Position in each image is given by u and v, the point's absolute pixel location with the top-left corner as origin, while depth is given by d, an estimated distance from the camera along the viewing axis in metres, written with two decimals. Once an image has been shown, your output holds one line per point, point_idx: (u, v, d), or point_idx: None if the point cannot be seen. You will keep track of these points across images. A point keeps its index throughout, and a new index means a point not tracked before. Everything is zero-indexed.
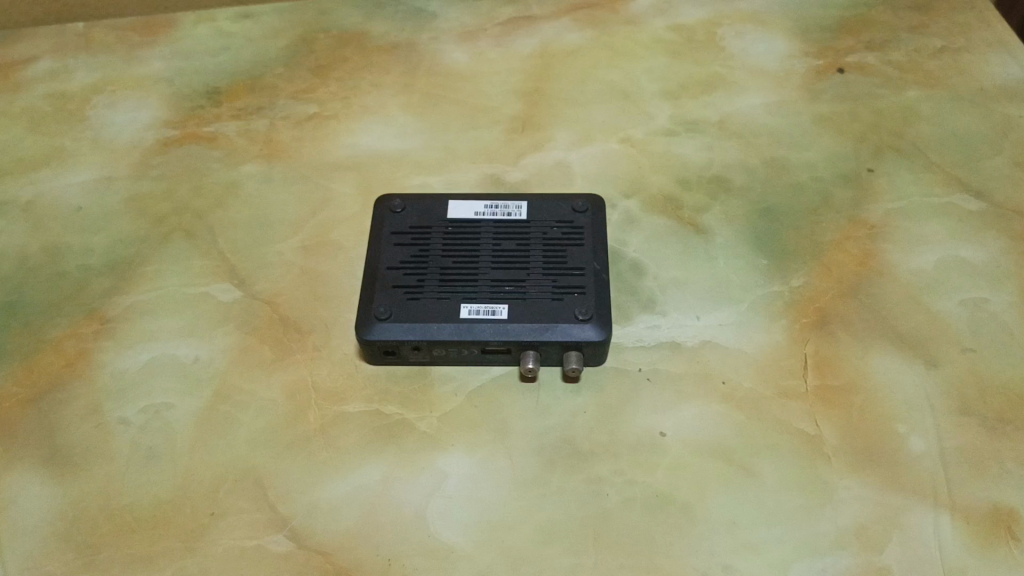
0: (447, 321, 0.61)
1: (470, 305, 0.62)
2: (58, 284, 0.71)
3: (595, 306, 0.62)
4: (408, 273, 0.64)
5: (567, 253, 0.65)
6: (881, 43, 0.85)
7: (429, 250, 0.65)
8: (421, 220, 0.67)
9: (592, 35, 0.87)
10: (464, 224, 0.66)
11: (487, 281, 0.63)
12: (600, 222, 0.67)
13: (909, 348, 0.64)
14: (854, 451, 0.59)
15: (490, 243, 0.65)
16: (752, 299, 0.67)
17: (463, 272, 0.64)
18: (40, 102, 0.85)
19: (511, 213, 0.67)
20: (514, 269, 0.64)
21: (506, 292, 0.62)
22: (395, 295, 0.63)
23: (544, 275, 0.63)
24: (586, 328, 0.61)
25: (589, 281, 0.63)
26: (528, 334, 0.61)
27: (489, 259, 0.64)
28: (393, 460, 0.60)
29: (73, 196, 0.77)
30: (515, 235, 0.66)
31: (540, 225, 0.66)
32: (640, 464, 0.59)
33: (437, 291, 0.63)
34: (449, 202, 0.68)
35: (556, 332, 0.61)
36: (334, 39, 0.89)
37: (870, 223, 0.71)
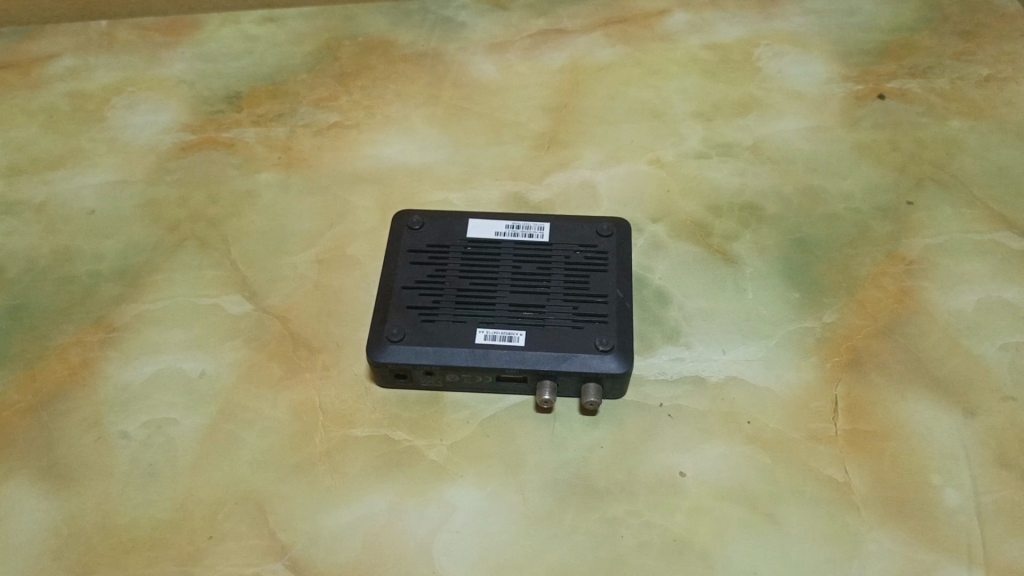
0: (461, 345, 0.59)
1: (486, 330, 0.59)
2: (67, 289, 0.69)
3: (617, 336, 0.59)
4: (423, 294, 0.61)
5: (590, 278, 0.62)
6: (925, 69, 0.81)
7: (447, 270, 0.62)
8: (440, 238, 0.64)
9: (624, 51, 0.85)
10: (484, 244, 0.64)
11: (505, 305, 0.60)
12: (625, 248, 0.64)
13: (946, 393, 0.61)
14: (885, 502, 0.56)
15: (510, 264, 0.63)
16: (782, 334, 0.64)
17: (481, 294, 0.61)
18: (59, 100, 0.84)
19: (533, 234, 0.64)
20: (534, 293, 0.61)
21: (524, 318, 0.60)
22: (409, 315, 0.60)
23: (565, 301, 0.61)
24: (607, 360, 0.58)
25: (612, 309, 0.60)
26: (546, 363, 0.58)
27: (508, 282, 0.62)
28: (399, 490, 0.58)
29: (87, 199, 0.76)
30: (537, 258, 0.63)
31: (562, 249, 0.64)
32: (659, 506, 0.56)
33: (453, 314, 0.60)
34: (470, 220, 0.66)
35: (575, 363, 0.58)
36: (359, 46, 0.87)
37: (908, 258, 0.68)
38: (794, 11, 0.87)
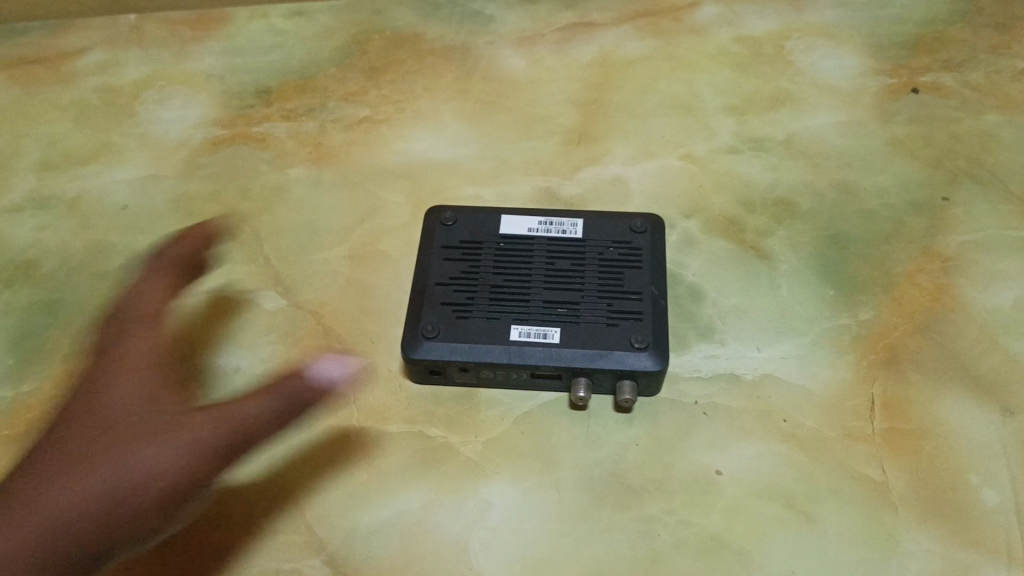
0: (496, 342, 0.59)
1: (521, 327, 0.59)
2: (101, 285, 0.70)
3: (653, 334, 0.59)
4: (457, 290, 0.61)
5: (625, 275, 0.62)
6: (959, 62, 0.80)
7: (480, 266, 0.62)
8: (473, 235, 0.64)
9: (654, 44, 0.84)
10: (517, 240, 0.64)
11: (539, 302, 0.60)
12: (659, 245, 0.64)
13: (982, 392, 0.60)
14: (923, 501, 0.56)
15: (543, 261, 0.62)
16: (817, 332, 0.64)
17: (515, 291, 0.61)
18: (90, 96, 0.84)
19: (566, 230, 0.64)
20: (569, 290, 0.61)
21: (559, 315, 0.60)
22: (443, 313, 0.60)
23: (600, 298, 0.60)
24: (642, 357, 0.58)
25: (647, 306, 0.60)
26: (582, 361, 0.58)
27: (541, 279, 0.62)
28: (435, 486, 0.58)
29: (120, 194, 0.76)
30: (570, 255, 0.63)
31: (596, 245, 0.63)
32: (695, 504, 0.56)
33: (487, 310, 0.60)
34: (503, 216, 0.65)
35: (610, 360, 0.58)
36: (388, 40, 0.87)
37: (944, 255, 0.67)
38: (825, 3, 0.86)
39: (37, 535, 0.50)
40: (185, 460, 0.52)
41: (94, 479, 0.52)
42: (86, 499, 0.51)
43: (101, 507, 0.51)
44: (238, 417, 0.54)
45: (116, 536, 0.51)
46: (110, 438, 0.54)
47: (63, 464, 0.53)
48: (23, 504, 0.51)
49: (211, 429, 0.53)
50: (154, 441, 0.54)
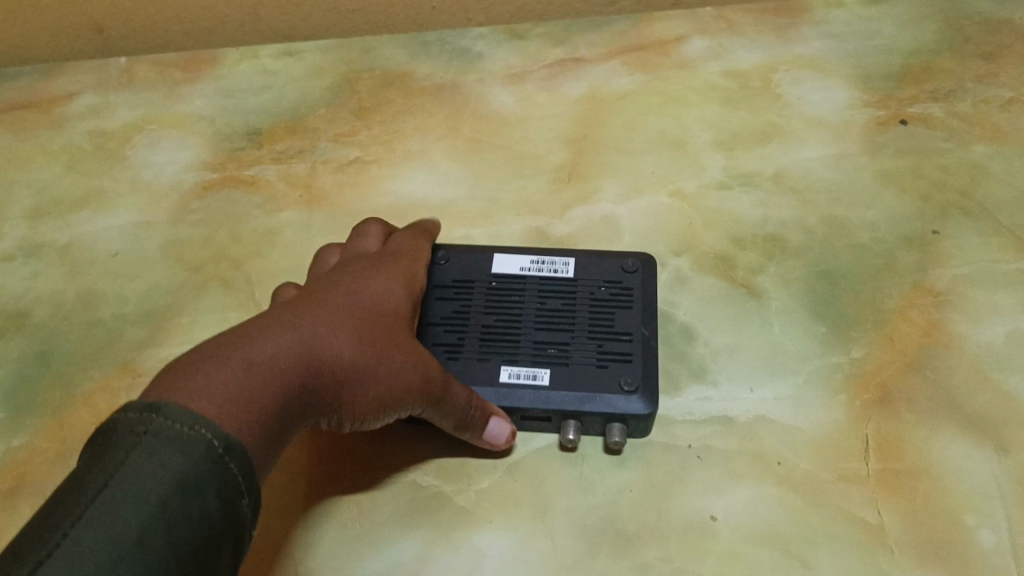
0: (485, 383, 0.59)
1: (510, 369, 0.59)
2: (93, 333, 0.70)
3: (643, 376, 0.59)
4: (448, 330, 0.61)
5: (615, 315, 0.62)
6: (947, 93, 0.81)
7: (472, 306, 0.62)
8: (465, 273, 0.64)
9: (643, 78, 0.85)
10: (509, 279, 0.64)
11: (529, 343, 0.60)
12: (650, 284, 0.64)
13: (976, 430, 0.60)
14: (919, 543, 0.55)
15: (534, 300, 0.63)
16: (809, 371, 0.63)
17: (505, 332, 0.61)
18: (81, 140, 0.85)
19: (558, 269, 0.64)
20: (559, 331, 0.61)
21: (548, 356, 0.60)
22: (433, 353, 0.60)
23: (590, 339, 0.61)
24: (631, 401, 0.58)
25: (637, 348, 0.60)
26: (570, 403, 0.58)
27: (532, 320, 0.62)
28: (428, 537, 0.57)
29: (110, 240, 0.76)
30: (562, 294, 0.63)
31: (587, 284, 0.64)
32: (690, 551, 0.56)
33: (477, 351, 0.60)
34: (495, 254, 0.65)
35: (598, 404, 0.58)
36: (378, 79, 0.87)
37: (935, 290, 0.67)
38: (812, 35, 0.87)
39: (295, 360, 0.45)
40: (351, 379, 0.48)
41: (352, 352, 0.48)
42: (327, 369, 0.47)
43: (332, 380, 0.47)
44: (459, 398, 0.53)
45: (310, 395, 0.46)
46: (376, 335, 0.50)
47: (337, 318, 0.49)
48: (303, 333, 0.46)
49: (421, 384, 0.51)
50: (402, 351, 0.51)
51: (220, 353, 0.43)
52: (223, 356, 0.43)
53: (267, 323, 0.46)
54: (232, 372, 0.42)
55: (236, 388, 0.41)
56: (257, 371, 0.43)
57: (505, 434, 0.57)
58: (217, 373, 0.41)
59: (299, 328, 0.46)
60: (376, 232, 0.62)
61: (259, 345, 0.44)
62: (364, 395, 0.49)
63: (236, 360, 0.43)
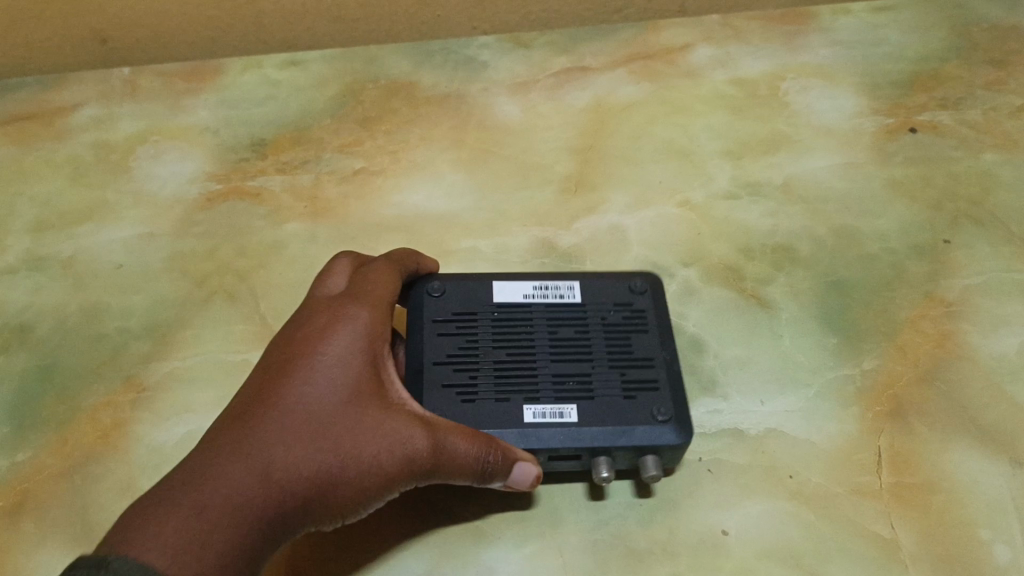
0: (509, 425, 0.55)
1: (534, 407, 0.56)
2: (96, 348, 0.69)
3: (674, 405, 0.57)
4: (457, 369, 0.57)
5: (632, 340, 0.59)
6: (956, 100, 0.80)
7: (479, 340, 0.59)
8: (465, 305, 0.61)
9: (648, 87, 0.84)
10: (515, 308, 0.61)
11: (548, 377, 0.57)
12: (660, 304, 0.62)
13: (991, 443, 0.59)
14: (934, 557, 0.55)
15: (545, 330, 0.60)
16: (821, 384, 0.63)
17: (520, 368, 0.58)
18: (84, 152, 0.84)
19: (564, 294, 0.62)
20: (578, 362, 0.58)
21: (572, 391, 0.57)
22: (446, 396, 0.56)
23: (611, 368, 0.58)
24: (666, 431, 0.55)
25: (661, 374, 0.58)
26: (605, 439, 0.55)
27: (547, 351, 0.59)
28: (436, 553, 0.56)
29: (114, 253, 0.76)
30: (573, 322, 0.60)
31: (597, 309, 0.61)
32: (703, 567, 0.55)
33: (493, 390, 0.57)
34: (493, 283, 0.62)
35: (633, 437, 0.55)
36: (382, 89, 0.87)
37: (947, 301, 0.67)
38: (819, 43, 0.87)
39: (251, 490, 0.43)
40: (322, 484, 0.46)
41: (313, 464, 0.46)
42: (291, 486, 0.45)
43: (301, 493, 0.45)
44: (453, 460, 0.50)
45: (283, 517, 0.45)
46: (338, 429, 0.47)
47: (292, 427, 0.46)
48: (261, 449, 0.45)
49: (402, 463, 0.48)
50: (374, 435, 0.48)
51: (169, 500, 0.41)
52: (173, 504, 0.41)
53: (216, 451, 0.44)
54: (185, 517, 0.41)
55: (189, 538, 0.40)
56: (212, 514, 0.42)
57: (529, 477, 0.52)
58: (167, 523, 0.40)
59: (250, 453, 0.45)
60: (345, 267, 0.58)
61: (210, 484, 0.43)
62: (346, 493, 0.47)
63: (185, 508, 0.41)
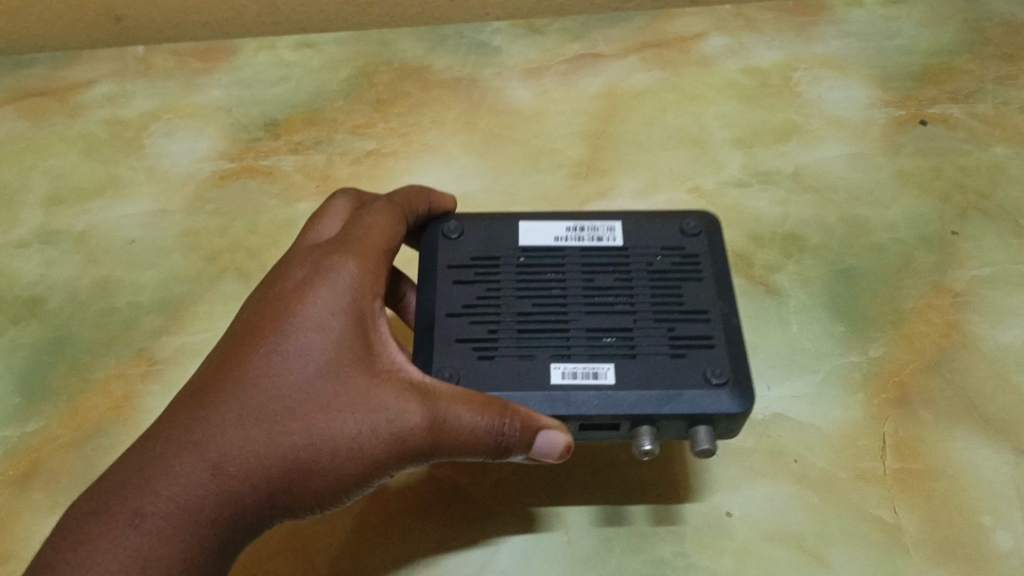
0: (535, 387, 0.49)
1: (563, 368, 0.49)
2: (108, 321, 0.70)
3: (730, 366, 0.49)
4: (474, 322, 0.51)
5: (683, 289, 0.52)
6: (967, 94, 0.80)
7: (502, 288, 0.53)
8: (487, 249, 0.54)
9: (661, 75, 0.85)
10: (545, 252, 0.54)
11: (581, 332, 0.51)
12: (717, 247, 0.55)
13: (995, 431, 0.60)
14: (935, 543, 0.55)
15: (578, 278, 0.53)
16: (827, 370, 0.63)
17: (549, 321, 0.51)
18: (98, 128, 0.85)
19: (602, 236, 0.54)
20: (617, 315, 0.51)
21: (608, 349, 0.50)
22: (460, 352, 0.50)
23: (656, 323, 0.51)
24: (720, 396, 0.48)
25: (716, 330, 0.51)
26: (646, 406, 0.48)
27: (581, 302, 0.52)
28: (442, 528, 0.57)
29: (127, 228, 0.76)
30: (611, 268, 0.53)
31: (641, 254, 0.54)
32: (706, 547, 0.56)
33: (516, 346, 0.50)
34: (521, 223, 0.55)
35: (681, 403, 0.48)
36: (395, 72, 0.87)
37: (954, 291, 0.67)
38: (832, 34, 0.87)
39: (201, 488, 0.43)
40: (292, 471, 0.45)
41: (275, 452, 0.45)
42: (250, 478, 0.44)
43: (265, 484, 0.44)
44: (449, 436, 0.46)
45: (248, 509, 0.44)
46: (309, 411, 0.45)
47: (254, 411, 0.45)
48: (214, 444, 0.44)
49: (388, 442, 0.46)
50: (353, 414, 0.46)
51: (112, 502, 0.42)
52: (112, 517, 0.42)
53: (167, 444, 0.44)
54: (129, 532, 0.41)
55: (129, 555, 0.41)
56: (153, 519, 0.42)
57: (559, 447, 0.47)
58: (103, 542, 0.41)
59: (203, 445, 0.44)
60: (342, 212, 0.55)
61: (154, 484, 0.43)
62: (325, 477, 0.46)
63: (122, 513, 0.42)
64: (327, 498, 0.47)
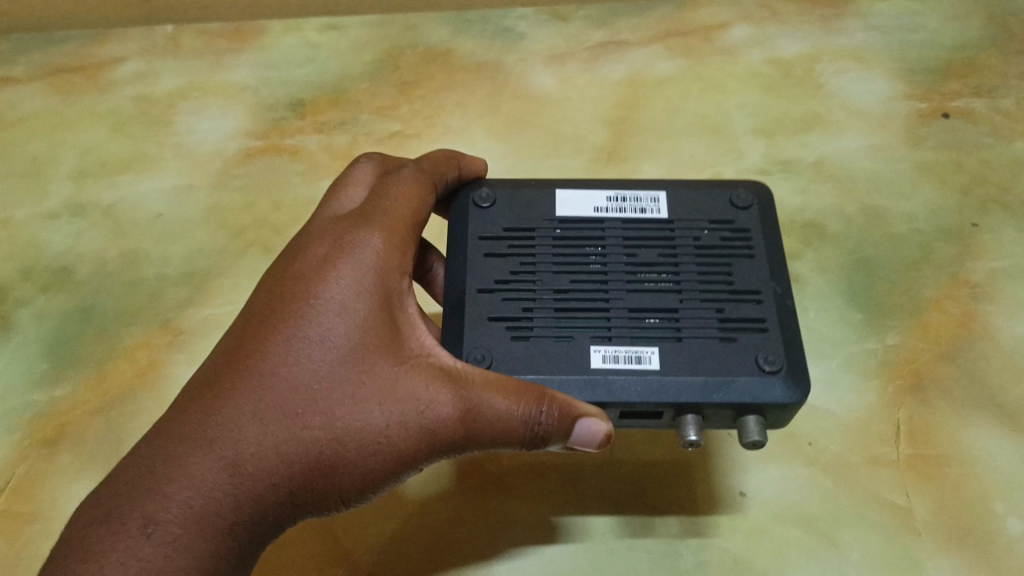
0: (575, 370, 0.47)
1: (604, 350, 0.47)
2: (135, 292, 0.71)
3: (784, 351, 0.47)
4: (508, 299, 0.50)
5: (733, 267, 0.50)
6: (991, 88, 0.80)
7: (537, 262, 0.51)
8: (522, 220, 0.52)
9: (684, 63, 0.85)
10: (584, 224, 0.52)
11: (623, 313, 0.49)
12: (767, 221, 0.53)
13: (1009, 421, 0.60)
14: (946, 527, 0.56)
15: (620, 254, 0.51)
16: (843, 357, 0.64)
17: (589, 299, 0.49)
18: (126, 104, 0.86)
19: (646, 208, 0.52)
20: (662, 294, 0.49)
21: (653, 332, 0.48)
22: (493, 331, 0.49)
23: (704, 303, 0.49)
24: (774, 385, 0.46)
25: (768, 314, 0.49)
26: (693, 394, 0.46)
27: (623, 280, 0.50)
28: (458, 500, 0.58)
29: (154, 202, 0.77)
30: (656, 243, 0.51)
31: (688, 229, 0.52)
32: (719, 527, 0.56)
33: (553, 326, 0.49)
34: (557, 193, 0.54)
35: (732, 392, 0.46)
36: (421, 55, 0.88)
37: (972, 282, 0.68)
38: (856, 27, 0.87)
39: (219, 490, 0.41)
40: (317, 468, 0.43)
41: (298, 447, 0.42)
42: (272, 475, 0.42)
43: (287, 480, 0.42)
44: (483, 428, 0.44)
45: (269, 507, 0.42)
46: (333, 401, 0.43)
47: (274, 402, 0.43)
48: (231, 438, 0.41)
49: (418, 435, 0.44)
50: (380, 405, 0.43)
51: (122, 508, 0.40)
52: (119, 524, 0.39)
53: (178, 439, 0.41)
54: (140, 541, 0.39)
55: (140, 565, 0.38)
56: (168, 526, 0.39)
57: (598, 435, 0.45)
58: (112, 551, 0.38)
59: (220, 442, 0.41)
60: (365, 177, 0.53)
61: (168, 487, 0.40)
62: (350, 472, 0.43)
63: (134, 522, 0.39)
64: (353, 494, 0.45)
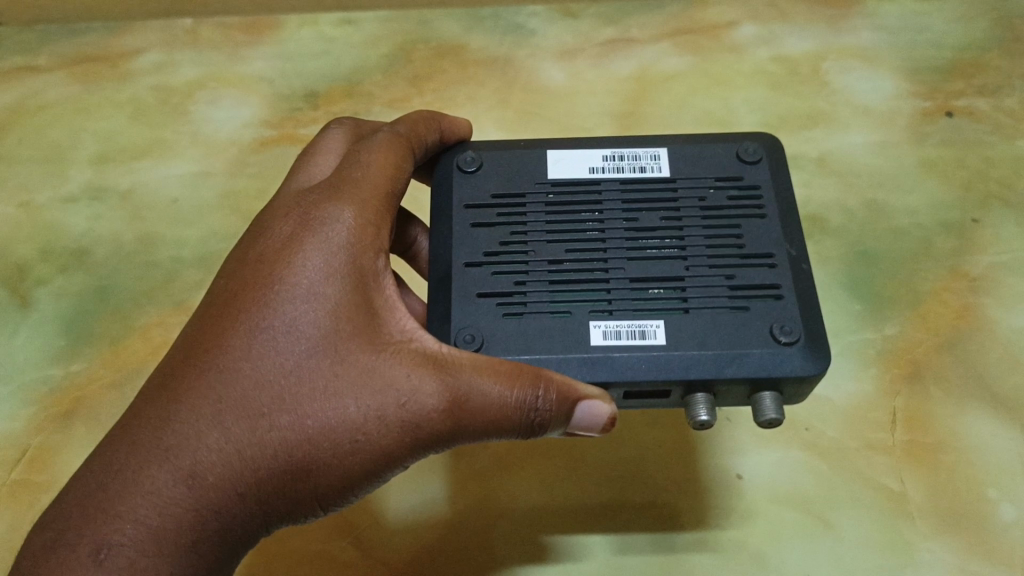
0: (574, 347, 0.47)
1: (605, 326, 0.48)
2: (150, 273, 0.73)
3: (801, 322, 0.47)
4: (499, 273, 0.50)
5: (743, 228, 0.50)
6: (995, 88, 0.81)
7: (529, 231, 0.51)
8: (511, 188, 0.53)
9: (691, 60, 0.86)
10: (583, 185, 0.52)
11: (625, 284, 0.49)
12: (777, 175, 0.53)
13: (1005, 410, 0.61)
14: (939, 511, 0.57)
15: (619, 221, 0.51)
16: (842, 345, 0.65)
17: (589, 268, 0.49)
18: (146, 94, 0.88)
19: (647, 168, 0.53)
20: (667, 262, 0.49)
21: (658, 303, 0.48)
22: (482, 307, 0.49)
23: (712, 270, 0.49)
24: (792, 356, 0.46)
25: (783, 278, 0.49)
26: (706, 369, 0.46)
27: (623, 249, 0.50)
28: (460, 476, 0.60)
29: (171, 187, 0.79)
30: (660, 207, 0.51)
31: (692, 191, 0.52)
32: (716, 508, 0.58)
33: (548, 298, 0.49)
34: (549, 153, 0.54)
35: (749, 366, 0.46)
36: (433, 50, 0.90)
37: (971, 275, 0.68)
38: (862, 26, 0.88)
39: (178, 503, 0.40)
40: (288, 471, 0.42)
41: (264, 452, 0.41)
42: (237, 482, 0.41)
43: (254, 485, 0.41)
44: (466, 416, 0.43)
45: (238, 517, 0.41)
46: (301, 399, 0.42)
47: (235, 405, 0.42)
48: (191, 447, 0.41)
49: (398, 428, 0.42)
50: (352, 398, 0.42)
51: (74, 531, 0.39)
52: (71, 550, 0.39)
53: (133, 451, 0.40)
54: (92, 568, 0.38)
55: None
56: (121, 549, 0.38)
57: (602, 417, 0.44)
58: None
59: (177, 452, 0.40)
60: (338, 145, 0.55)
61: (122, 506, 0.39)
62: (325, 472, 0.42)
63: (85, 548, 0.38)
64: (333, 496, 0.43)
